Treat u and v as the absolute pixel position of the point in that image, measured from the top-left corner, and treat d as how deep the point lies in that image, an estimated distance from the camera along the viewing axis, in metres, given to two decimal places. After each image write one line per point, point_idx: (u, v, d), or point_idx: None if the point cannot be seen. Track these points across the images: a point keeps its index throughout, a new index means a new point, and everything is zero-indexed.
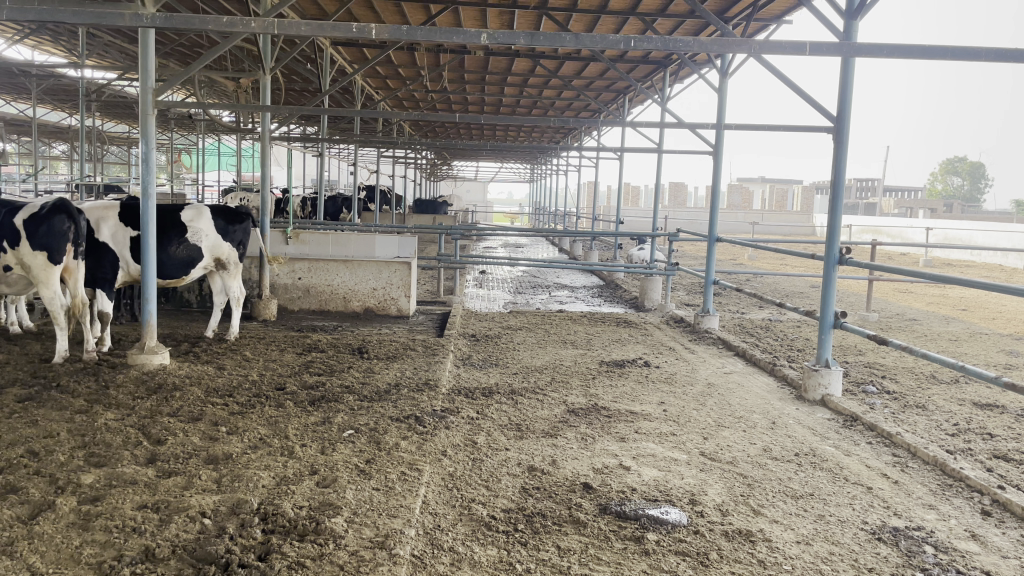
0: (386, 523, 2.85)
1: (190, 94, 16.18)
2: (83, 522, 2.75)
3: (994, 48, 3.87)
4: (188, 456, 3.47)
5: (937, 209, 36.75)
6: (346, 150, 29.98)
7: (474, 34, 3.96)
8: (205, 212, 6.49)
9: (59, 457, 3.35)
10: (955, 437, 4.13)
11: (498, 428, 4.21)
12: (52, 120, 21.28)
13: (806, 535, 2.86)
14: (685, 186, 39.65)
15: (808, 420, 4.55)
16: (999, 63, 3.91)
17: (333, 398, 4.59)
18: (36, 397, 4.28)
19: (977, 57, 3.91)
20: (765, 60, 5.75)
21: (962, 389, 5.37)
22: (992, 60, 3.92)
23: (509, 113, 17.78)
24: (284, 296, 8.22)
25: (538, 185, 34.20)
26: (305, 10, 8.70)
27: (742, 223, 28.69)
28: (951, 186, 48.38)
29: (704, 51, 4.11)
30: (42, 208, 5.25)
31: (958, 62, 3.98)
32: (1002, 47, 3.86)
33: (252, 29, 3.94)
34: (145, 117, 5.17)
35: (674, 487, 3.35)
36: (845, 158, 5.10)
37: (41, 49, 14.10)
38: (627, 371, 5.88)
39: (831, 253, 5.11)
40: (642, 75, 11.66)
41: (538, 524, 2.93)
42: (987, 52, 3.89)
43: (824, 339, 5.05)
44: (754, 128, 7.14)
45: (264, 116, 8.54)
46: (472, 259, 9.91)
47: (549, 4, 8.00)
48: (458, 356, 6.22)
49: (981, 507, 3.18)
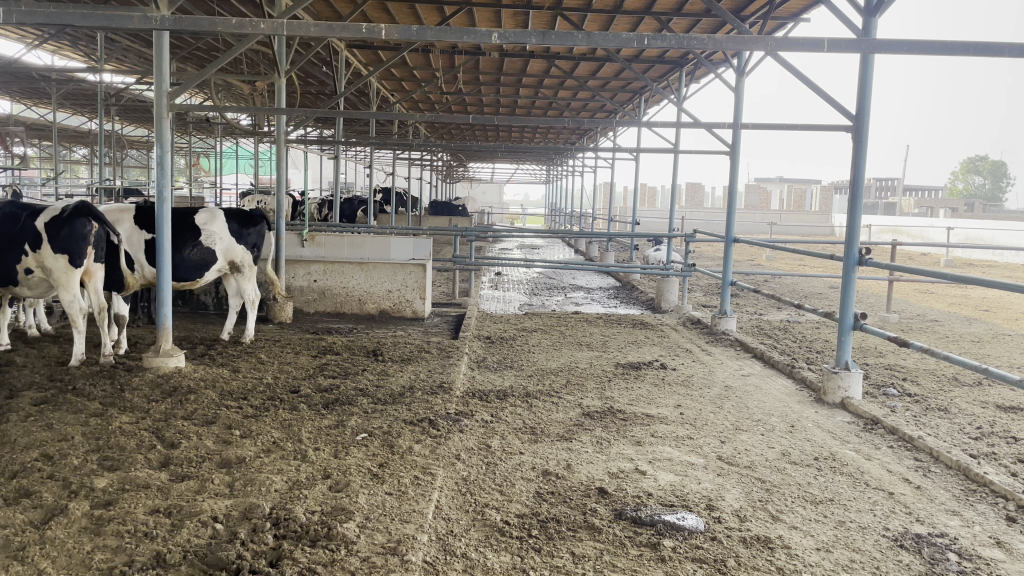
0: (399, 528, 2.83)
1: (207, 99, 16.32)
2: (95, 527, 2.75)
3: (1019, 43, 3.76)
4: (201, 460, 3.47)
5: (958, 209, 36.25)
6: (363, 153, 30.11)
7: (485, 34, 3.91)
8: (219, 215, 6.54)
9: (73, 461, 3.37)
10: (979, 441, 4.03)
11: (511, 431, 4.17)
12: (74, 125, 21.55)
13: (826, 542, 2.80)
14: (701, 187, 39.44)
15: (827, 424, 4.46)
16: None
17: (347, 401, 4.58)
18: (51, 400, 4.31)
19: (1001, 53, 3.81)
20: (782, 58, 5.67)
21: (986, 391, 5.26)
22: (1016, 56, 3.82)
23: (524, 114, 17.73)
24: (300, 299, 8.25)
25: (553, 185, 34.18)
26: (319, 12, 8.74)
27: (759, 224, 28.50)
28: (973, 185, 47.52)
29: (720, 48, 4.04)
30: (64, 211, 5.30)
31: (982, 59, 3.89)
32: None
33: (262, 31, 3.94)
34: (160, 121, 5.19)
35: (691, 493, 3.29)
36: (864, 157, 5.01)
37: (61, 54, 14.27)
38: (643, 374, 5.82)
39: (850, 253, 5.01)
40: (657, 75, 11.56)
41: (552, 530, 2.89)
42: (1012, 48, 3.79)
43: (844, 341, 4.95)
44: (772, 127, 7.04)
45: (279, 119, 8.51)
46: (487, 261, 9.88)
47: (563, 4, 7.97)
48: (473, 358, 6.20)
49: (1006, 513, 3.09)
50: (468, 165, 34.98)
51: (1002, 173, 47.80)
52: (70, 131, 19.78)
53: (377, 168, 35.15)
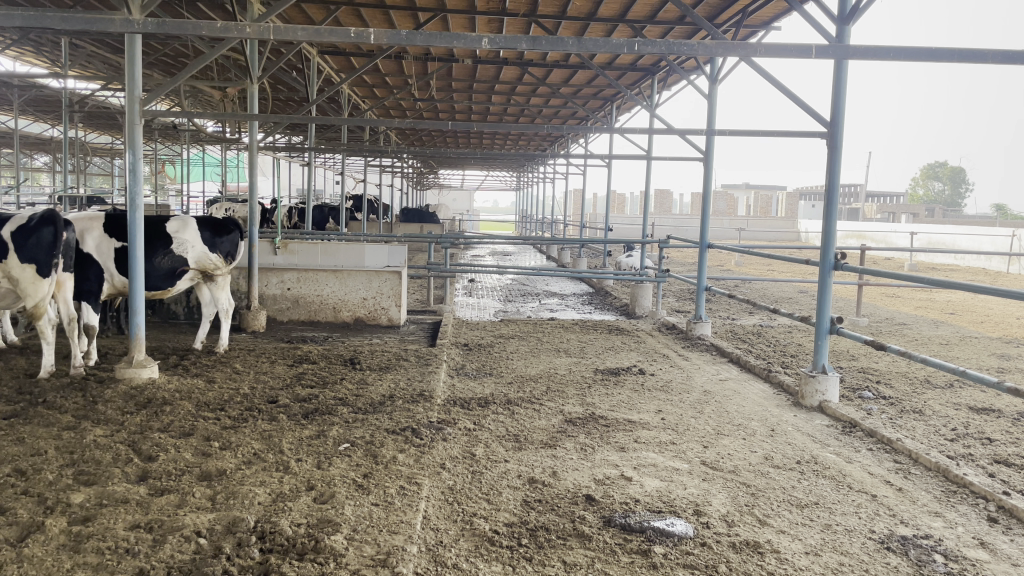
0: (387, 540, 2.79)
1: (174, 103, 15.98)
2: (74, 544, 2.66)
3: (1001, 50, 3.86)
4: (181, 473, 3.38)
5: (919, 215, 37.41)
6: (334, 160, 29.86)
7: (475, 39, 3.90)
8: (190, 222, 6.38)
9: (47, 476, 3.25)
10: (955, 442, 4.12)
11: (495, 439, 4.15)
12: (33, 131, 20.89)
13: (814, 546, 2.83)
14: (670, 194, 40.08)
15: (807, 427, 4.53)
16: (1005, 66, 3.91)
17: (327, 411, 4.51)
18: (21, 414, 4.17)
19: (983, 59, 3.91)
20: (757, 65, 5.78)
21: (957, 393, 5.39)
22: (998, 62, 3.92)
23: (497, 121, 17.77)
24: (273, 307, 8.12)
25: (524, 192, 34.40)
26: (293, 17, 8.62)
27: (729, 230, 29.05)
28: (933, 192, 48.91)
29: (706, 54, 4.08)
30: (31, 219, 5.13)
31: (964, 65, 3.98)
32: (1008, 49, 3.85)
33: (248, 35, 3.88)
34: (132, 127, 5.06)
35: (678, 498, 3.30)
36: (839, 163, 5.11)
37: (22, 59, 13.85)
38: (622, 380, 5.84)
39: (826, 258, 5.10)
40: (630, 82, 11.69)
41: (542, 538, 2.88)
42: (994, 55, 3.90)
43: (820, 345, 5.04)
44: (746, 133, 7.15)
45: (251, 124, 8.28)
46: (461, 268, 9.75)
47: (538, 11, 8.03)
48: (452, 366, 6.16)
49: (986, 514, 3.17)
50: (440, 172, 34.97)
51: (961, 179, 49.33)
52: (31, 138, 19.19)
53: (348, 174, 34.84)
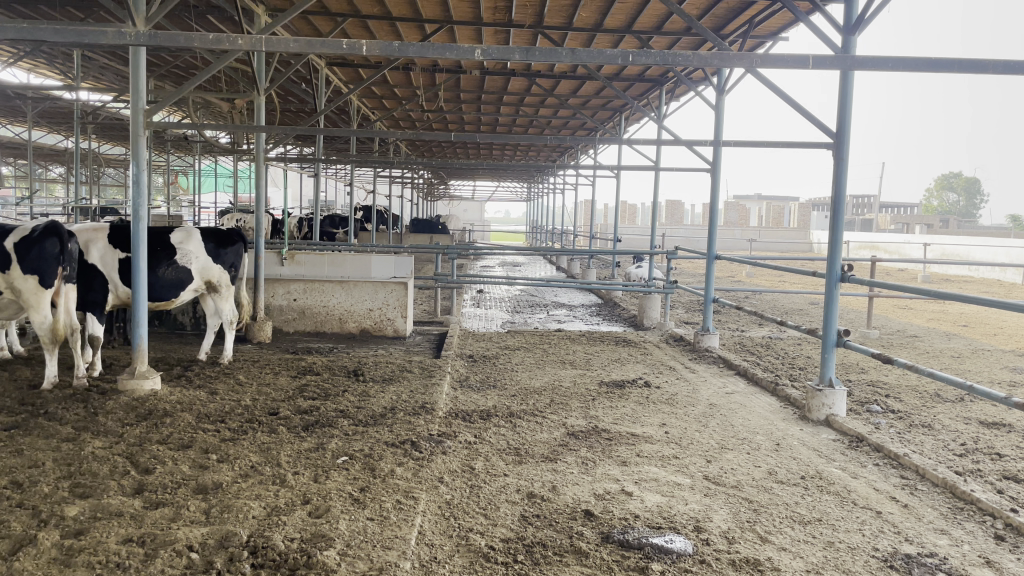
0: (381, 555, 2.75)
1: (185, 114, 16.11)
2: (65, 558, 2.64)
3: (1003, 60, 3.81)
4: (176, 485, 3.36)
5: (934, 226, 37.21)
6: (345, 171, 30.11)
7: (468, 49, 3.90)
8: (195, 233, 6.41)
9: (43, 488, 3.25)
10: (964, 458, 4.04)
11: (496, 452, 4.11)
12: (47, 142, 21.11)
13: (816, 564, 2.76)
14: (681, 204, 40.09)
15: (812, 441, 4.46)
16: (1009, 76, 3.86)
17: (327, 423, 4.49)
18: (21, 425, 4.18)
19: (986, 69, 3.86)
20: (760, 74, 5.75)
21: (967, 407, 5.29)
22: (1001, 72, 3.87)
23: (506, 131, 17.82)
24: (279, 318, 8.13)
25: (535, 203, 34.48)
26: (300, 29, 8.66)
27: (740, 241, 29.01)
28: (947, 202, 48.57)
29: (703, 64, 4.05)
30: (34, 230, 5.17)
31: (967, 75, 3.94)
32: (1011, 59, 3.80)
33: (241, 47, 3.89)
34: (135, 139, 5.07)
35: (678, 514, 3.24)
36: (845, 175, 5.05)
37: (36, 71, 14.00)
38: (627, 393, 5.77)
39: (832, 270, 5.03)
40: (638, 92, 11.69)
41: (538, 555, 2.83)
42: (996, 65, 3.85)
43: (827, 357, 4.96)
44: (753, 144, 7.10)
45: (257, 136, 8.31)
46: (468, 279, 9.69)
47: (544, 23, 8.02)
48: (456, 377, 6.13)
49: (994, 532, 3.09)
50: (450, 183, 35.09)
51: (976, 189, 49.20)
52: (45, 150, 19.36)
53: (358, 183, 35.10)
